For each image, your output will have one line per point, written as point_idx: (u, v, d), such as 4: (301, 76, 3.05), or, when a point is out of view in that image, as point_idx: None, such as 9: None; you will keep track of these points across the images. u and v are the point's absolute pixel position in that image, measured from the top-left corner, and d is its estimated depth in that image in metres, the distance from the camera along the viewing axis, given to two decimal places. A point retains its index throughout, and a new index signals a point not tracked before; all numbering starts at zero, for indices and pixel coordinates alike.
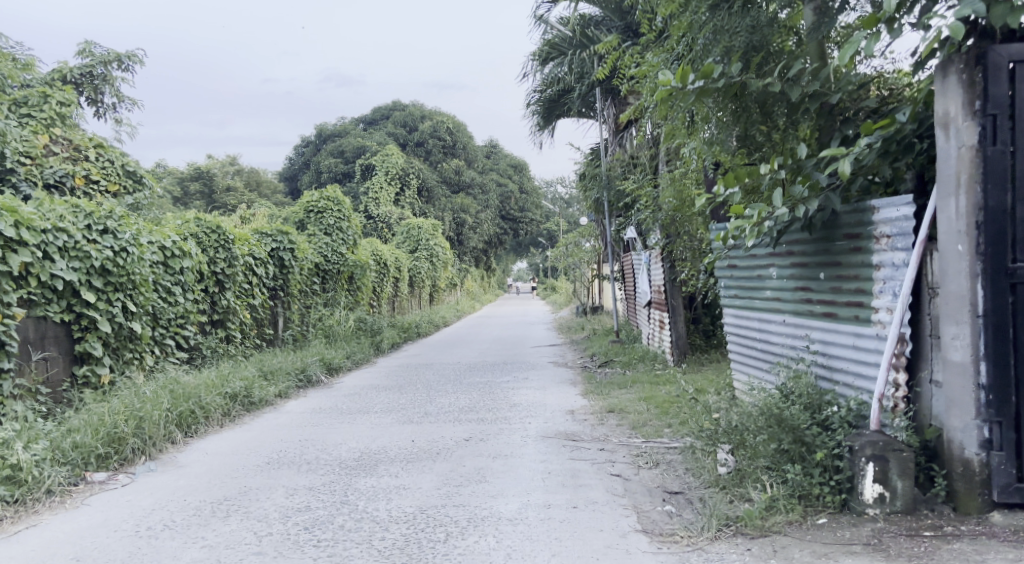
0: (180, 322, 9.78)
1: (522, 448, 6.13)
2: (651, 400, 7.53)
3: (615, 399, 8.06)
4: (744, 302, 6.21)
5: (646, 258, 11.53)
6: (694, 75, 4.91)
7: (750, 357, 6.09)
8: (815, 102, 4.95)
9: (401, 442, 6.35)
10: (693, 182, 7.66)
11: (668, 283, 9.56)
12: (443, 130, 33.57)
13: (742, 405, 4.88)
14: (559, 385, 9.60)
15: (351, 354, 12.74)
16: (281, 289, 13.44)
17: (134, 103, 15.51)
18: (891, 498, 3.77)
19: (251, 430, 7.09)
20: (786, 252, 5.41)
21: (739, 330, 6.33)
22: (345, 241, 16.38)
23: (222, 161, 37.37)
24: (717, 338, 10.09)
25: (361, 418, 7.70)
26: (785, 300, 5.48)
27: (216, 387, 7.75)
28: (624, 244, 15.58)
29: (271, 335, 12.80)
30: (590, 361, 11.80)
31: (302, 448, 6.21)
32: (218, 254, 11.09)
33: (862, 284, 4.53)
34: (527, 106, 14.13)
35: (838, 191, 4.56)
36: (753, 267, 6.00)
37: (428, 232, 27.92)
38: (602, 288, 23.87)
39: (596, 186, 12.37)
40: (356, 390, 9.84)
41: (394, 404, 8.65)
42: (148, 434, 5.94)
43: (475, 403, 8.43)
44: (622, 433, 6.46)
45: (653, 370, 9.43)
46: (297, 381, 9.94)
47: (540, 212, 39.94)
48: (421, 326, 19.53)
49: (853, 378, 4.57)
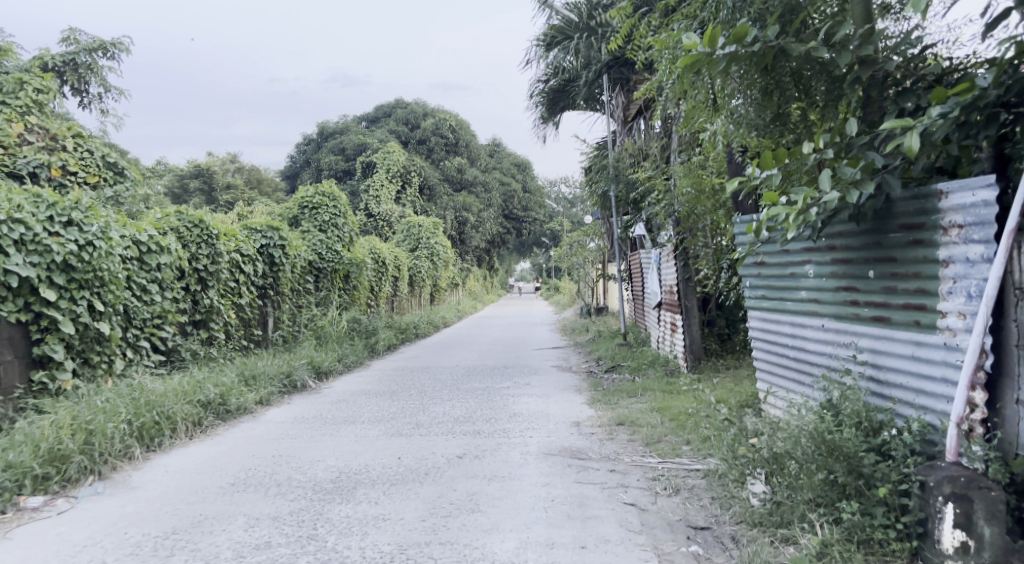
0: (157, 322, 9.11)
1: (522, 467, 5.43)
2: (665, 412, 6.83)
3: (626, 409, 7.36)
4: (773, 304, 5.53)
5: (656, 257, 10.82)
6: (725, 39, 4.25)
7: (781, 367, 5.41)
8: (867, 70, 4.18)
9: (387, 460, 5.65)
10: (714, 170, 6.94)
11: (682, 283, 8.85)
12: (445, 126, 32.86)
13: (779, 425, 4.18)
14: (564, 393, 8.91)
15: (343, 357, 12.07)
16: (271, 287, 12.75)
17: (120, 93, 14.85)
18: (977, 548, 3.05)
19: (222, 443, 6.40)
20: (825, 246, 4.73)
21: (768, 337, 5.64)
22: (341, 238, 15.68)
23: (222, 158, 36.75)
24: (733, 342, 9.38)
25: (346, 430, 7.01)
26: (824, 302, 4.80)
27: (187, 395, 7.05)
28: (632, 242, 14.87)
29: (259, 337, 12.12)
30: (596, 366, 11.10)
31: (272, 467, 5.51)
32: (200, 249, 10.39)
33: (923, 283, 3.82)
34: (530, 97, 13.44)
35: (897, 172, 3.82)
36: (784, 264, 5.33)
37: (430, 230, 27.24)
38: (607, 288, 23.09)
39: (603, 179, 11.66)
40: (345, 396, 9.17)
41: (383, 413, 7.94)
42: (98, 449, 5.25)
43: (472, 412, 7.74)
44: (634, 451, 5.76)
45: (664, 377, 8.73)
46: (281, 387, 9.26)
47: (543, 211, 39.27)
48: (420, 327, 18.85)
49: (913, 396, 3.89)
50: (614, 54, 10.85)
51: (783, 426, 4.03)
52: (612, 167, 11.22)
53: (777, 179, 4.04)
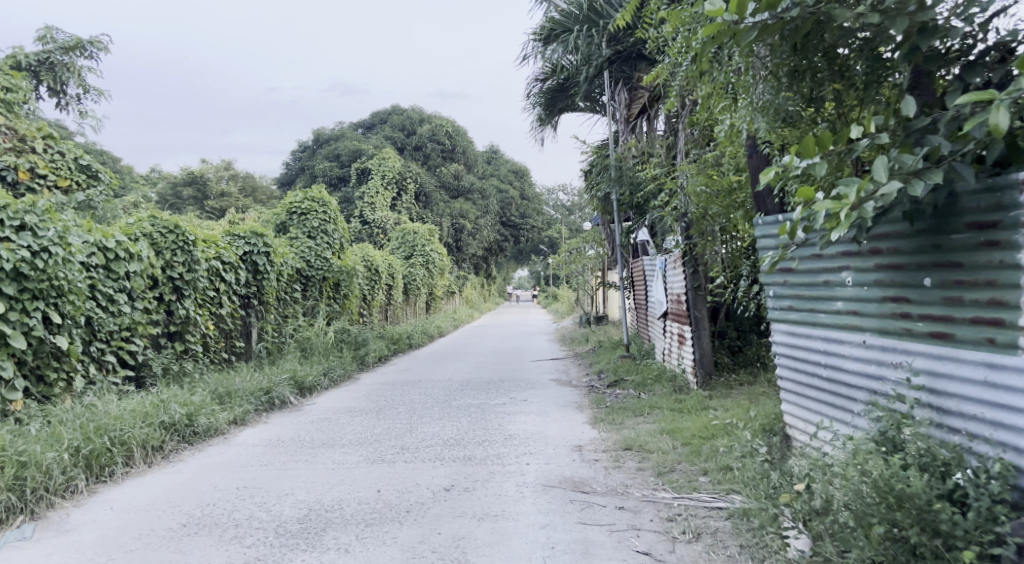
0: (125, 334, 8.45)
1: (517, 503, 4.76)
2: (677, 436, 6.18)
3: (632, 431, 6.71)
4: (804, 316, 4.91)
5: (661, 263, 10.18)
6: (755, 5, 3.64)
7: (813, 389, 4.80)
8: (926, 41, 3.50)
9: (364, 495, 4.99)
10: (730, 168, 6.29)
11: (690, 292, 8.21)
12: (441, 132, 32.27)
13: (823, 462, 3.53)
14: (564, 411, 8.23)
15: (329, 370, 11.39)
16: (255, 297, 12.09)
17: (99, 94, 14.19)
18: None
19: (183, 471, 5.72)
20: (866, 251, 4.10)
21: (798, 355, 5.02)
22: (331, 244, 15.00)
23: (216, 165, 36.07)
24: (745, 355, 8.73)
25: (322, 456, 6.33)
26: (866, 314, 4.17)
27: (147, 417, 6.36)
28: (634, 248, 14.24)
29: (240, 349, 11.47)
30: (598, 380, 10.45)
31: (235, 503, 4.84)
32: (175, 256, 9.71)
33: (999, 293, 3.19)
34: (528, 97, 12.85)
35: (968, 159, 3.18)
36: (815, 271, 4.71)
37: (425, 237, 26.51)
38: (606, 296, 22.41)
39: (603, 181, 11.01)
40: (327, 414, 8.51)
41: (367, 434, 7.27)
42: (30, 486, 4.61)
43: (463, 434, 7.08)
44: (644, 482, 5.10)
45: (672, 393, 8.08)
46: (259, 404, 8.59)
47: (541, 218, 38.75)
48: (413, 338, 18.21)
49: (989, 430, 3.25)
50: (616, 48, 10.22)
51: (829, 466, 3.39)
52: (614, 166, 10.57)
53: (819, 168, 3.37)
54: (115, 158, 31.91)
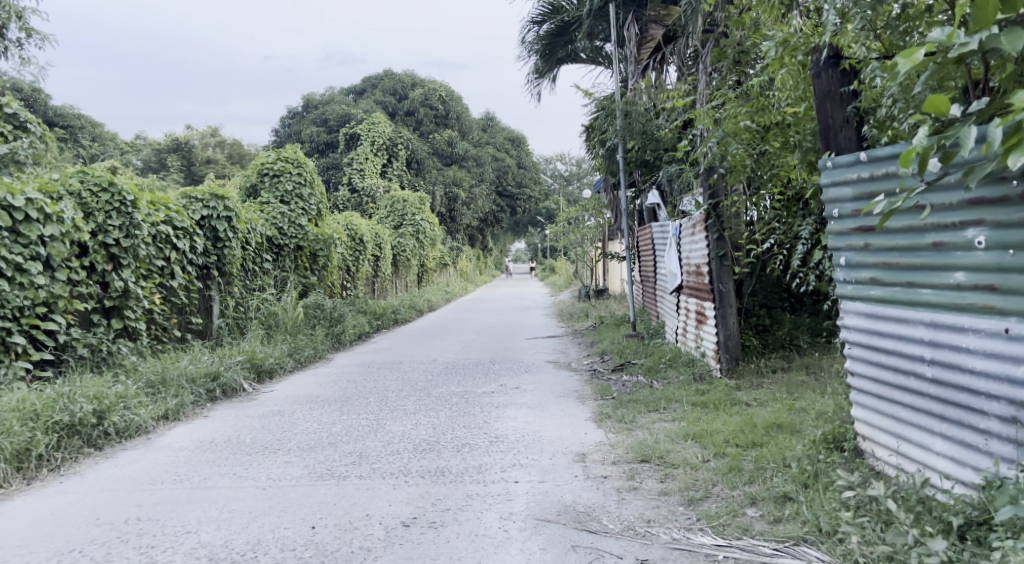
0: (40, 312, 7.07)
1: (499, 550, 3.45)
2: (707, 446, 4.85)
3: (647, 434, 5.39)
4: (892, 293, 3.57)
5: (675, 229, 8.82)
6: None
7: (909, 393, 3.48)
8: None
9: (291, 535, 3.67)
10: (779, 100, 4.91)
11: (714, 261, 6.88)
12: (434, 97, 30.61)
13: None
14: (562, 402, 6.91)
15: (296, 351, 10.05)
16: (216, 267, 10.70)
17: (44, 38, 12.68)
18: None
19: (67, 493, 4.39)
20: (1020, 196, 2.81)
21: (879, 346, 3.69)
22: (307, 210, 13.57)
23: (202, 131, 34.51)
24: (775, 336, 7.45)
25: (257, 467, 5.00)
26: (1010, 291, 2.88)
27: (28, 418, 4.98)
28: (643, 213, 12.88)
29: (198, 326, 10.13)
30: (601, 362, 9.12)
31: (111, 548, 3.53)
32: (110, 219, 8.28)
33: None
34: (525, 42, 11.39)
35: None
36: (916, 230, 3.38)
37: (416, 205, 25.00)
38: (607, 267, 21.10)
39: (609, 133, 9.58)
40: (281, 406, 7.16)
41: (322, 434, 5.94)
42: None
43: (438, 435, 5.75)
44: (671, 516, 3.80)
45: (691, 382, 6.75)
46: (202, 394, 7.24)
47: (539, 188, 37.13)
48: (399, 312, 16.83)
49: None
50: None
51: None
52: (623, 114, 9.16)
53: (1006, 40, 2.15)
54: (95, 122, 30.32)
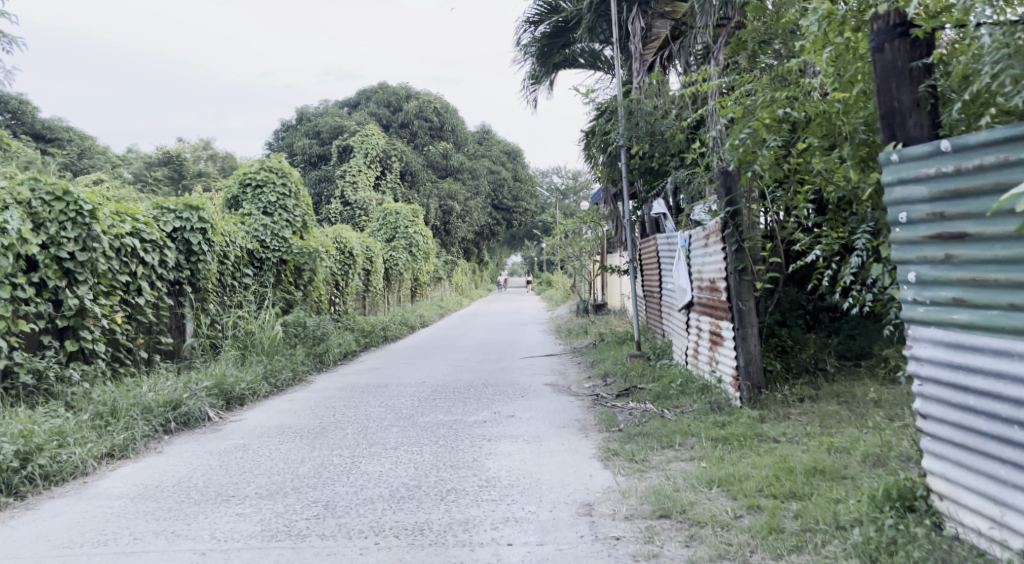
0: None
1: None
2: (737, 498, 4.06)
3: (663, 479, 4.61)
4: (989, 319, 2.81)
5: (684, 240, 8.06)
6: None
7: (1013, 448, 2.72)
8: None
9: None
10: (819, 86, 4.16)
11: (732, 275, 6.12)
12: (429, 109, 29.97)
13: None
14: (563, 435, 6.12)
15: (272, 374, 9.27)
16: (189, 282, 9.89)
17: None
18: None
19: None
20: None
21: (965, 384, 2.91)
22: (291, 222, 12.79)
23: (194, 144, 33.84)
24: (798, 359, 6.67)
25: (200, 523, 4.18)
26: None
27: None
28: (646, 224, 12.13)
29: (167, 347, 9.32)
30: (604, 386, 8.33)
31: None
32: (64, 231, 7.48)
33: None
34: (521, 43, 10.72)
35: None
36: None
37: (409, 218, 24.25)
38: (605, 282, 20.34)
39: (612, 136, 8.85)
40: (246, 439, 6.35)
41: (286, 476, 5.13)
42: None
43: (421, 478, 4.96)
44: None
45: (707, 413, 5.98)
46: (158, 427, 6.43)
47: (534, 201, 36.44)
48: (389, 329, 16.04)
49: None
50: None
51: None
52: (627, 115, 8.42)
53: None
54: (82, 134, 29.54)
